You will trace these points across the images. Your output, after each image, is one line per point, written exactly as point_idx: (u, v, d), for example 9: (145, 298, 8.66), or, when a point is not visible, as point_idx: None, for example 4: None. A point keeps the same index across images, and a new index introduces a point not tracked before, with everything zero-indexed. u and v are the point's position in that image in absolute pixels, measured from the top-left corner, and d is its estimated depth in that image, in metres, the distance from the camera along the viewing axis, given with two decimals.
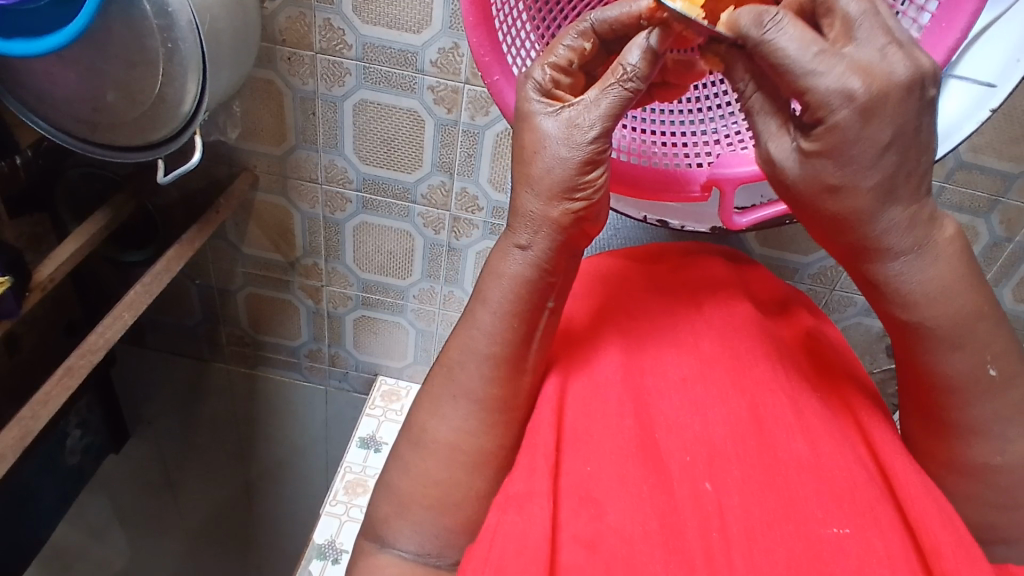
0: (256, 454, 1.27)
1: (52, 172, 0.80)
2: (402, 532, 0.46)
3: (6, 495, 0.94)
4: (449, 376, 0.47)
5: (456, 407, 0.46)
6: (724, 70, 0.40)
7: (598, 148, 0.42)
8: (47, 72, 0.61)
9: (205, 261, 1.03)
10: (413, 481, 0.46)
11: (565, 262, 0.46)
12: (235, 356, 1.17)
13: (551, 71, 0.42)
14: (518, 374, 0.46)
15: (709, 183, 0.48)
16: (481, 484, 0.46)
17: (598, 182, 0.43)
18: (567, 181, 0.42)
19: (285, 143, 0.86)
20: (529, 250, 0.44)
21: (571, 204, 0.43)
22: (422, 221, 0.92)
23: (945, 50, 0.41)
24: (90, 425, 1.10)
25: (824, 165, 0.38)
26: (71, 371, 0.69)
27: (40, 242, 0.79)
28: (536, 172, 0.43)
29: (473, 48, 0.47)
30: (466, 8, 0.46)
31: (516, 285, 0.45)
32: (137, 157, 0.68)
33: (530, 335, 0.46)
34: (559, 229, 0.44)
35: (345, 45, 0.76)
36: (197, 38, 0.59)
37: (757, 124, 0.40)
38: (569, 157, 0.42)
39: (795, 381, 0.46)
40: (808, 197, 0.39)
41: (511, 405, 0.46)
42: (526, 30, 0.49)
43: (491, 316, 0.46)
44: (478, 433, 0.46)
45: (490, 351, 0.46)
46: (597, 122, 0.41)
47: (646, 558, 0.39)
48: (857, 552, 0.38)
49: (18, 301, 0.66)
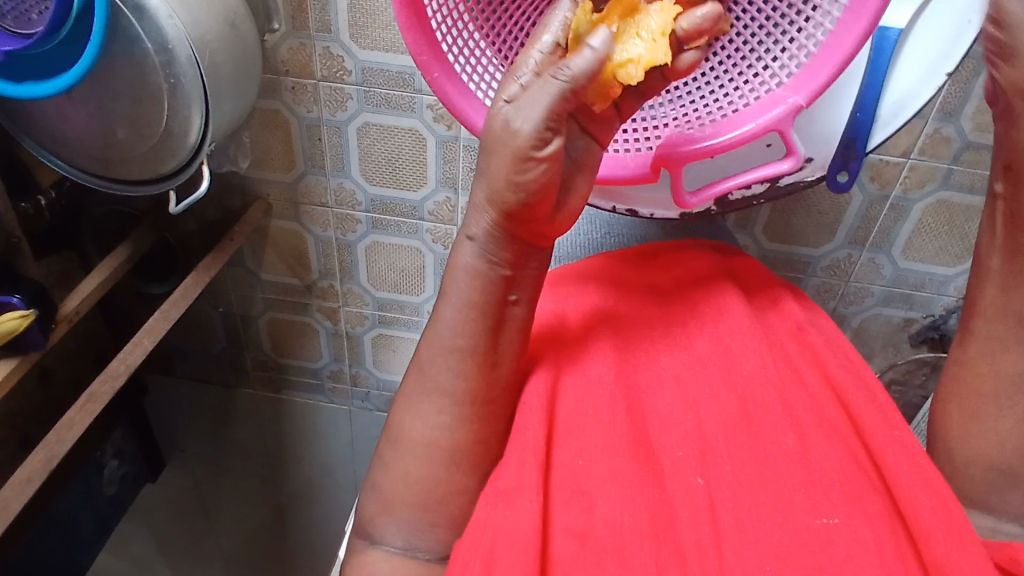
0: (288, 476, 1.29)
1: (76, 210, 0.84)
2: (389, 529, 0.47)
3: (47, 523, 0.98)
4: (420, 370, 0.47)
5: (428, 402, 0.46)
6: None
7: (536, 145, 0.41)
8: (60, 113, 0.65)
9: (226, 289, 1.06)
10: (396, 480, 0.47)
11: (520, 257, 0.46)
12: (261, 381, 1.20)
13: (542, 57, 0.41)
14: (490, 366, 0.46)
15: (658, 164, 0.48)
16: (461, 480, 0.46)
17: (534, 183, 0.42)
18: (502, 176, 0.42)
19: (295, 169, 0.89)
20: (476, 242, 0.45)
21: (506, 201, 0.43)
22: (430, 237, 0.93)
23: (871, 15, 0.40)
24: (126, 455, 1.13)
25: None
26: (94, 397, 0.72)
27: (69, 278, 0.81)
28: (483, 161, 0.43)
29: (411, 49, 0.47)
30: (396, 8, 0.46)
31: (472, 278, 0.46)
32: (147, 190, 0.71)
33: (497, 325, 0.46)
34: (503, 224, 0.44)
35: (344, 71, 0.79)
36: (197, 72, 0.61)
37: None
38: (502, 153, 0.41)
39: (787, 378, 0.46)
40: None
41: (485, 396, 0.46)
42: (474, 35, 0.49)
43: (452, 309, 0.46)
44: (454, 428, 0.46)
45: (455, 344, 0.46)
46: (529, 121, 0.40)
47: (636, 549, 0.39)
48: (845, 542, 0.37)
49: (44, 333, 0.68)
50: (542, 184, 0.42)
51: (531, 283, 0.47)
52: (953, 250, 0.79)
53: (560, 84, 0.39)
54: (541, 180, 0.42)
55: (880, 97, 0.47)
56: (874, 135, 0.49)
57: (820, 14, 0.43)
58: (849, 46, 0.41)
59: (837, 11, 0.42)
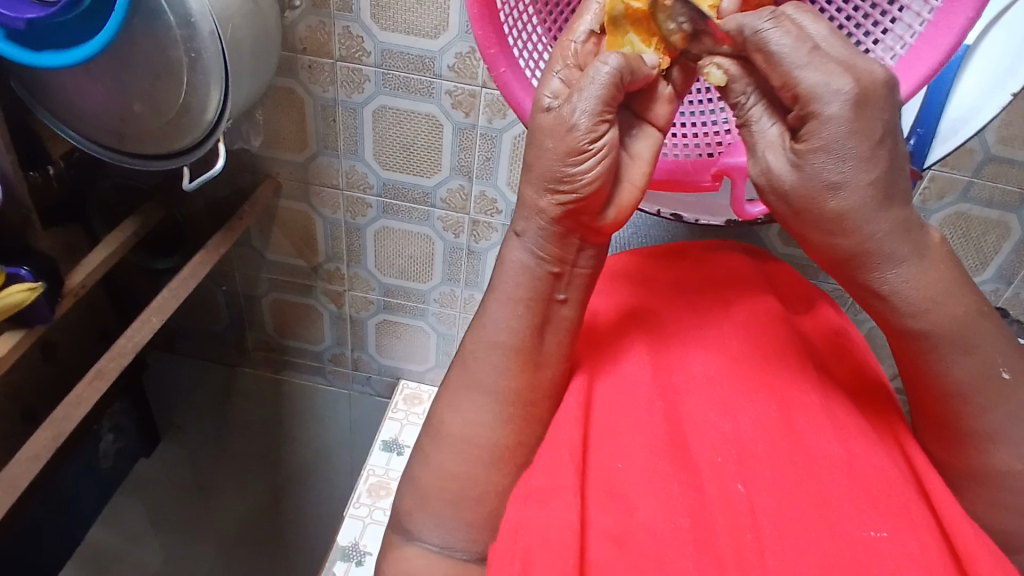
0: (284, 458, 1.29)
1: (85, 183, 0.83)
2: (426, 525, 0.46)
3: (43, 496, 0.97)
4: (464, 366, 0.47)
5: (471, 399, 0.46)
6: (729, 81, 0.41)
7: (589, 137, 0.40)
8: (77, 86, 0.63)
9: (231, 268, 1.05)
10: (434, 475, 0.46)
11: (566, 253, 0.45)
12: (262, 361, 1.19)
13: (578, 47, 0.42)
14: (532, 368, 0.46)
15: (719, 173, 0.49)
16: (501, 480, 0.46)
17: (588, 176, 0.41)
18: (551, 172, 0.42)
19: (308, 150, 0.88)
20: (525, 239, 0.45)
21: (562, 197, 0.42)
22: (442, 225, 0.92)
23: (958, 33, 0.40)
24: (123, 430, 1.13)
25: (812, 170, 0.38)
26: (101, 374, 0.71)
27: (73, 251, 0.80)
28: (531, 160, 0.43)
29: (478, 40, 0.47)
30: (470, 1, 0.46)
31: (520, 274, 0.45)
32: (161, 165, 0.69)
33: (542, 324, 0.46)
34: (556, 220, 0.43)
35: (364, 52, 0.77)
36: (219, 47, 0.60)
37: (754, 136, 0.41)
38: (553, 149, 0.41)
39: (826, 382, 0.46)
40: (806, 201, 0.40)
41: (527, 399, 0.46)
42: (535, 30, 0.50)
43: (499, 304, 0.46)
44: (496, 427, 0.46)
45: (499, 340, 0.46)
46: (580, 114, 0.40)
47: (677, 555, 0.39)
48: (893, 554, 0.38)
49: (52, 307, 0.67)
50: (602, 175, 0.41)
51: (580, 282, 0.46)
52: (968, 262, 0.79)
53: (608, 71, 0.40)
54: (601, 171, 0.41)
55: (940, 114, 0.51)
56: (933, 150, 0.52)
57: (902, 26, 0.43)
58: (932, 62, 0.41)
59: (920, 25, 0.42)
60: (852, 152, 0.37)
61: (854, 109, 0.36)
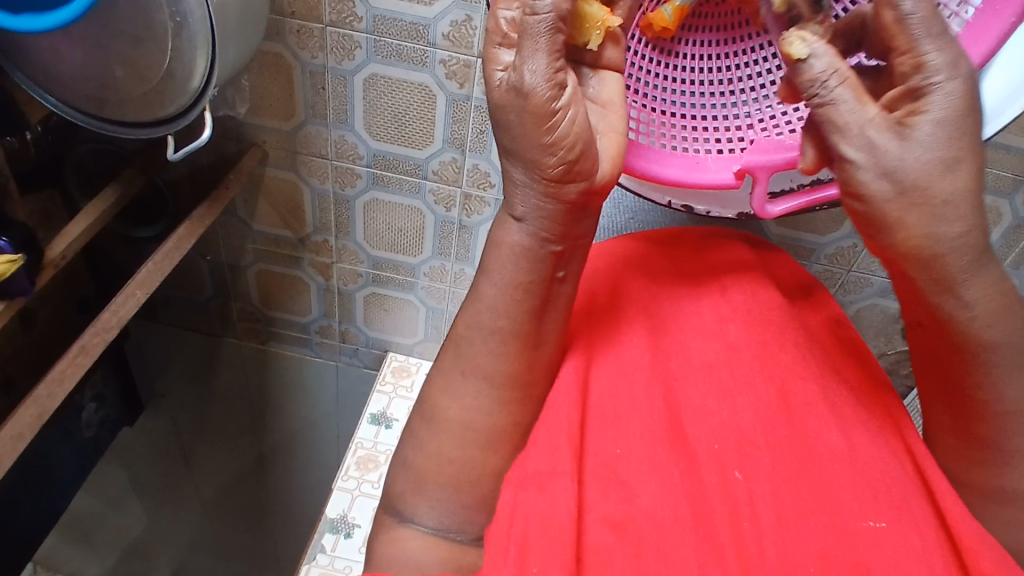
0: (269, 428, 1.28)
1: (63, 147, 0.80)
2: (420, 508, 0.46)
3: (24, 467, 0.96)
4: (458, 351, 0.46)
5: (465, 385, 0.45)
6: (810, 56, 0.41)
7: (552, 95, 0.39)
8: (54, 48, 0.59)
9: (215, 237, 1.03)
10: (429, 458, 0.46)
11: (570, 228, 0.44)
12: (247, 332, 1.17)
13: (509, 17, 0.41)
14: (532, 349, 0.45)
15: (742, 171, 0.49)
16: (496, 463, 0.46)
17: (569, 135, 0.40)
18: (535, 144, 0.41)
19: (295, 118, 0.85)
20: (525, 223, 0.44)
21: (553, 168, 0.41)
22: (433, 198, 0.90)
23: None
24: (105, 399, 1.10)
25: (926, 143, 0.40)
26: (84, 349, 0.70)
27: (52, 220, 0.76)
28: (510, 141, 0.42)
29: None
30: None
31: (520, 257, 0.44)
32: (147, 133, 0.67)
33: (542, 305, 0.45)
34: (552, 194, 0.42)
35: (355, 17, 0.74)
36: (205, 12, 0.59)
37: (843, 114, 0.41)
38: (524, 123, 0.40)
39: (825, 371, 0.46)
40: (921, 180, 0.40)
41: (525, 380, 0.46)
42: None
43: (495, 289, 0.45)
44: (490, 412, 0.45)
45: (496, 326, 0.45)
46: (533, 75, 0.39)
47: (676, 541, 0.40)
48: (892, 546, 0.39)
49: (31, 278, 0.65)
50: (577, 129, 0.40)
51: (577, 256, 0.46)
52: None
53: (547, 20, 0.38)
54: (577, 126, 0.40)
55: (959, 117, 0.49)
56: None
57: None
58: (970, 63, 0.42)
59: None
60: (959, 125, 0.40)
61: (963, 85, 0.40)
